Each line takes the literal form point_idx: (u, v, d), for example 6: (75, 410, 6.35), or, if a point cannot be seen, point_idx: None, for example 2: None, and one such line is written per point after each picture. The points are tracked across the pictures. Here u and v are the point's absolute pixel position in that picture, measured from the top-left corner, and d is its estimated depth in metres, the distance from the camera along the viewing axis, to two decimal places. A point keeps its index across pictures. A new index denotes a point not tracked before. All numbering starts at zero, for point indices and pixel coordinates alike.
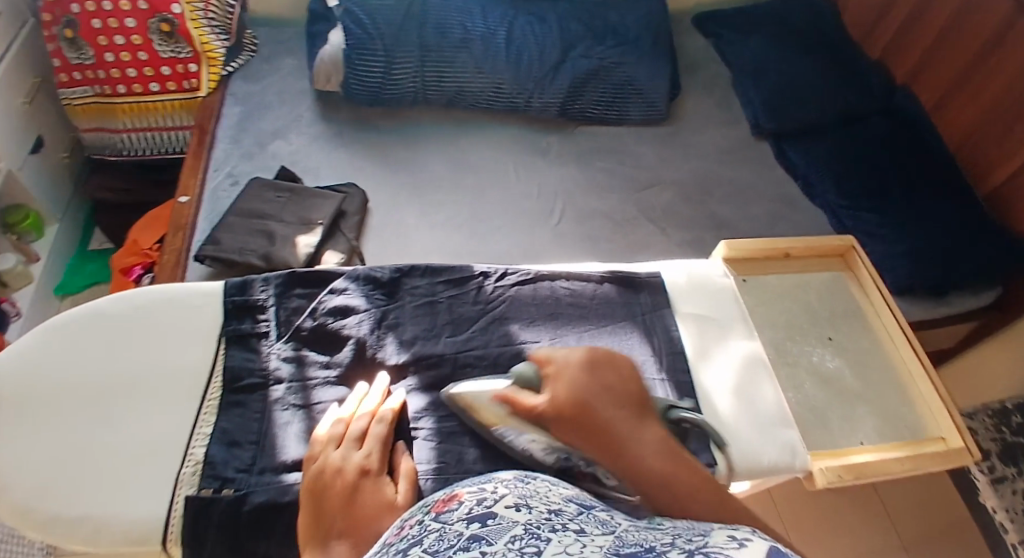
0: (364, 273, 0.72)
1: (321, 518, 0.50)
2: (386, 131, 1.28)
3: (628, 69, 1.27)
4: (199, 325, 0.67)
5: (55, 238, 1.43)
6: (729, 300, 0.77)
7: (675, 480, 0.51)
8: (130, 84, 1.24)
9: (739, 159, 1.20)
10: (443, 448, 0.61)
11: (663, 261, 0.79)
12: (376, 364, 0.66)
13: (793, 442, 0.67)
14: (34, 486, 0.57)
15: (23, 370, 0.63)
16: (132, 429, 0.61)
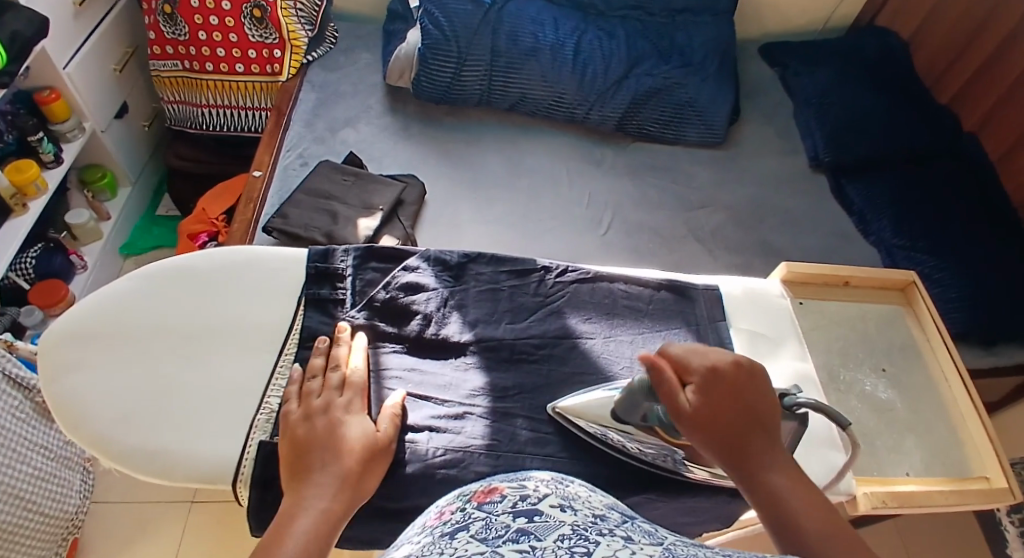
0: (434, 255, 0.76)
1: (312, 447, 0.55)
2: (451, 128, 1.33)
3: (689, 90, 1.31)
4: (281, 286, 0.71)
5: (127, 200, 1.51)
6: (784, 318, 0.78)
7: (807, 523, 0.49)
8: (218, 63, 1.33)
9: (790, 188, 1.23)
10: (496, 427, 0.65)
11: (721, 275, 0.80)
12: (439, 340, 0.70)
13: (836, 463, 0.68)
14: (122, 418, 0.63)
15: (119, 311, 0.68)
16: (212, 376, 0.66)
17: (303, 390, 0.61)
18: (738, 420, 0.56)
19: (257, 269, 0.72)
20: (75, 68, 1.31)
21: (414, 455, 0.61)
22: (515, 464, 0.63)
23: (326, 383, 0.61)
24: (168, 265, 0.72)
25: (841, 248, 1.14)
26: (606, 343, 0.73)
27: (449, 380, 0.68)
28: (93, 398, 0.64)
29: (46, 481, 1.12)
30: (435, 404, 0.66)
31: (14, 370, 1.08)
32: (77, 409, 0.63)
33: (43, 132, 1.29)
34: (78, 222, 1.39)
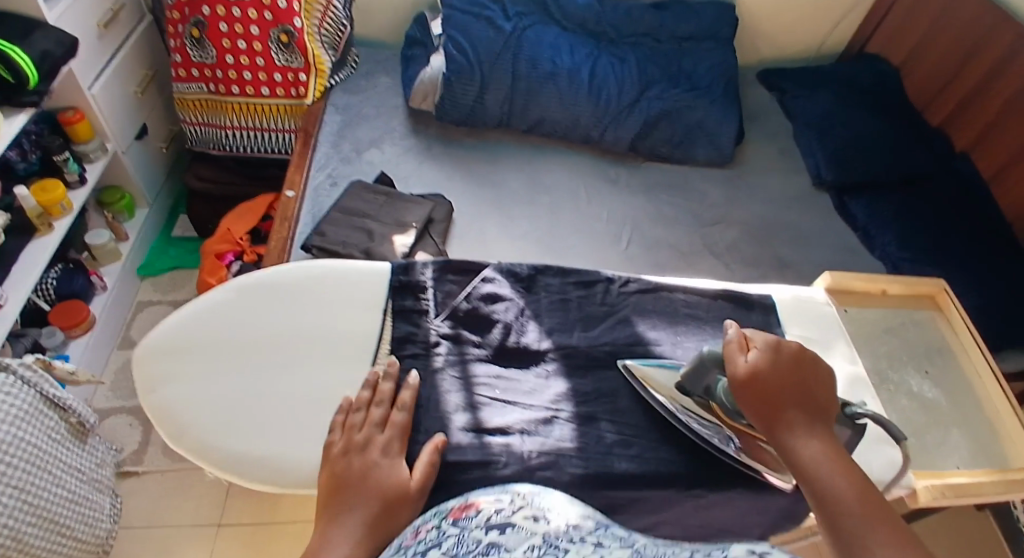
0: (506, 267, 0.86)
1: (343, 488, 0.60)
2: (470, 148, 1.38)
3: (699, 112, 1.40)
4: (367, 296, 0.80)
5: (144, 221, 1.52)
6: (829, 321, 0.85)
7: (835, 492, 0.54)
8: (243, 86, 1.35)
9: (799, 206, 1.33)
10: (582, 430, 0.71)
11: (772, 286, 0.89)
12: (521, 346, 0.78)
13: (893, 458, 0.74)
14: (233, 423, 0.70)
15: (219, 325, 0.76)
16: (312, 380, 0.73)
17: (346, 427, 0.66)
18: (788, 393, 0.61)
19: (343, 283, 0.80)
20: (100, 88, 1.33)
21: (512, 458, 0.68)
22: (604, 466, 0.69)
23: (368, 419, 0.67)
24: (258, 279, 0.80)
25: (847, 263, 1.24)
26: (674, 348, 0.80)
27: (534, 382, 0.76)
28: (197, 403, 0.71)
29: (80, 505, 1.11)
30: (523, 408, 0.73)
31: (51, 390, 1.07)
32: (184, 415, 0.71)
33: (68, 152, 1.30)
34: (99, 242, 1.40)
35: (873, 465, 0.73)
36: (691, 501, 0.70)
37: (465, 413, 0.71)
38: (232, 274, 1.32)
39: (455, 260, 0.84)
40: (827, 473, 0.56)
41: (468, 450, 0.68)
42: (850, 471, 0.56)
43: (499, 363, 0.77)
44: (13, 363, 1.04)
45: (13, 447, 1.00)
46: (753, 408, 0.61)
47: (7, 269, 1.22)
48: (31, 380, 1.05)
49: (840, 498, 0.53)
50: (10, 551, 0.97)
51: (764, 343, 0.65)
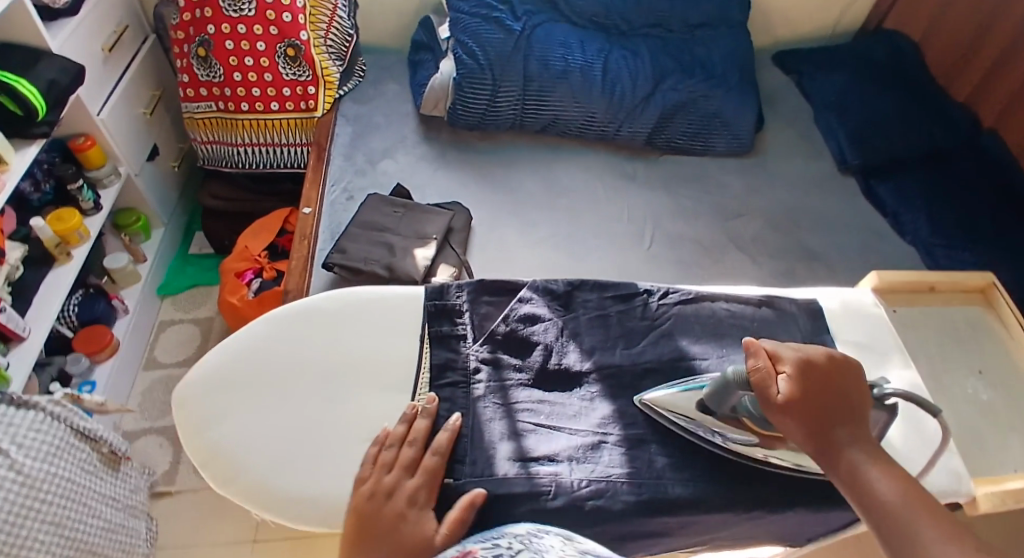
0: (543, 284, 0.83)
1: (368, 535, 0.61)
2: (484, 151, 1.35)
3: (717, 102, 1.38)
4: (406, 322, 0.78)
5: (161, 241, 1.51)
6: (882, 326, 0.85)
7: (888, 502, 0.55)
8: (252, 102, 1.33)
9: (819, 191, 1.31)
10: (632, 455, 0.72)
11: (818, 290, 0.89)
12: (563, 368, 0.78)
13: (958, 469, 0.75)
14: (281, 460, 0.69)
15: (254, 356, 0.74)
16: (358, 412, 0.72)
17: (377, 463, 0.67)
18: (826, 407, 0.62)
19: (381, 309, 0.79)
20: (109, 112, 1.32)
21: (561, 488, 0.69)
22: (659, 491, 0.70)
23: (398, 460, 0.67)
24: (291, 311, 0.78)
25: (876, 247, 1.22)
26: (721, 362, 0.79)
27: (579, 405, 0.76)
28: (243, 445, 0.69)
29: (115, 532, 1.13)
30: (569, 433, 0.74)
31: (81, 423, 1.09)
32: (230, 453, 0.69)
33: (83, 179, 1.29)
34: (116, 266, 1.40)
35: (935, 478, 0.74)
36: (747, 520, 0.72)
37: (508, 442, 0.71)
38: (252, 293, 1.31)
39: (490, 280, 0.82)
40: (880, 482, 0.57)
41: (517, 481, 0.68)
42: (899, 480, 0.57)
43: (540, 387, 0.77)
44: (41, 401, 1.04)
45: (48, 483, 1.01)
46: (792, 427, 0.61)
47: (28, 302, 1.22)
48: (60, 415, 1.06)
49: (887, 502, 0.56)
50: None
51: (795, 358, 0.65)
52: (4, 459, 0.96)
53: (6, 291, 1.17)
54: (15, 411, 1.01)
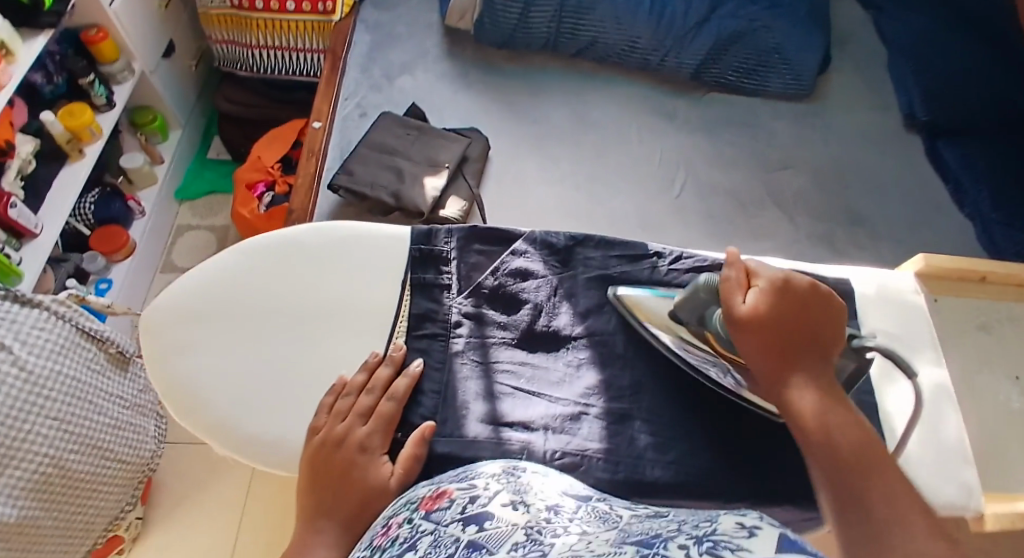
0: (541, 237, 0.80)
1: (321, 480, 0.59)
2: (512, 74, 1.26)
3: (777, 34, 1.25)
4: (386, 266, 0.76)
5: (178, 143, 1.49)
6: (915, 317, 0.78)
7: (835, 437, 0.51)
8: (267, 0, 1.28)
9: (879, 150, 1.21)
10: (614, 430, 0.69)
11: (854, 269, 0.81)
12: (551, 331, 0.74)
13: (971, 483, 0.69)
14: (243, 400, 0.70)
15: (226, 289, 0.74)
16: (324, 359, 0.72)
17: (333, 411, 0.65)
18: (790, 333, 0.57)
19: (362, 248, 0.77)
20: (122, 5, 1.26)
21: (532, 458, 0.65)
22: (636, 472, 0.66)
23: (353, 408, 0.65)
24: (270, 242, 0.76)
25: (931, 218, 1.13)
26: None
27: (563, 371, 0.72)
28: (213, 381, 0.71)
29: (122, 430, 1.14)
30: (548, 400, 0.70)
31: (87, 324, 1.10)
32: (195, 388, 0.71)
33: (94, 74, 1.26)
34: (133, 167, 1.38)
35: (945, 488, 0.68)
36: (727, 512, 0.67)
37: (482, 402, 0.69)
38: (263, 207, 1.27)
39: (482, 227, 0.78)
40: (833, 427, 0.52)
41: (485, 445, 0.65)
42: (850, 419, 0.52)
43: (523, 347, 0.74)
44: (47, 300, 1.06)
45: (53, 381, 1.04)
46: (749, 347, 0.58)
47: (41, 198, 1.21)
48: (66, 315, 1.08)
49: (833, 436, 0.51)
50: (54, 476, 1.02)
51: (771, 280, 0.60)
52: (7, 354, 0.99)
53: (18, 185, 1.16)
54: (20, 308, 1.04)
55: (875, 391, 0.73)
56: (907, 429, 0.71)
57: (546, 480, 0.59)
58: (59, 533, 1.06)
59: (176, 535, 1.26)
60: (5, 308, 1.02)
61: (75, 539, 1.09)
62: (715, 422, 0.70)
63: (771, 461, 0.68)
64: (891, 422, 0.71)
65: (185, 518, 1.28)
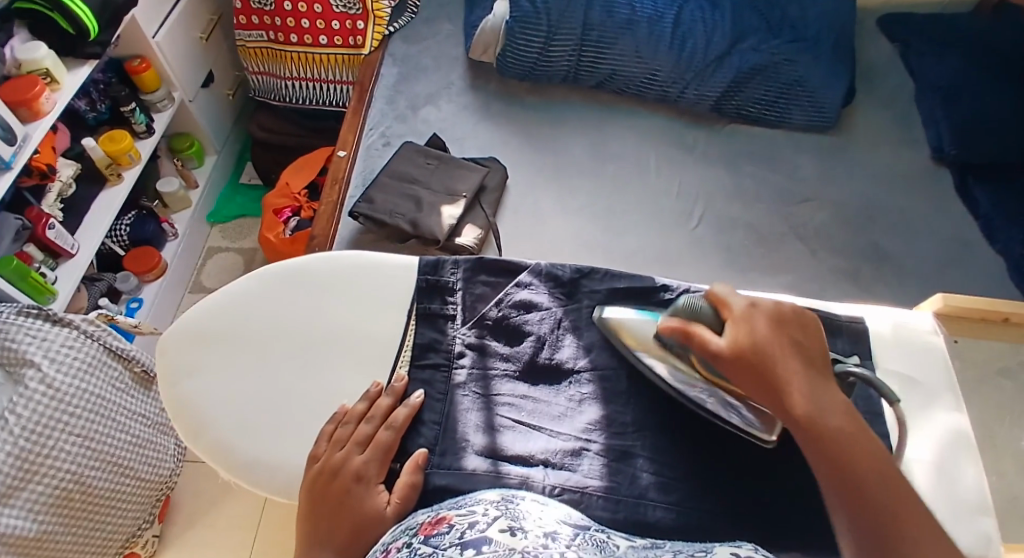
0: (547, 269, 0.81)
1: (319, 507, 0.60)
2: (533, 106, 1.28)
3: (800, 68, 1.24)
4: (394, 294, 0.77)
5: (212, 168, 1.55)
6: (936, 362, 0.75)
7: (863, 469, 0.51)
8: (302, 34, 1.34)
9: (907, 186, 1.19)
10: (615, 468, 0.67)
11: (867, 309, 0.79)
12: (553, 364, 0.75)
13: (990, 532, 0.66)
14: (246, 424, 0.71)
15: (236, 313, 0.76)
16: (328, 384, 0.73)
17: (332, 440, 0.66)
18: (782, 354, 0.57)
19: (371, 278, 0.78)
20: (165, 37, 1.32)
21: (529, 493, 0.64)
22: (637, 514, 0.64)
23: (353, 436, 0.65)
24: (282, 269, 0.78)
25: (961, 257, 1.10)
26: None
27: (565, 406, 0.72)
28: (218, 404, 0.72)
29: (144, 448, 1.17)
30: (549, 435, 0.69)
31: (115, 343, 1.15)
32: (202, 412, 0.72)
33: (135, 103, 1.32)
34: (169, 191, 1.44)
35: (960, 537, 0.65)
36: None
37: (482, 435, 0.68)
38: (289, 231, 1.31)
39: (488, 258, 0.80)
40: (851, 448, 0.52)
41: (482, 478, 0.64)
42: (864, 442, 0.53)
43: (525, 380, 0.74)
44: (75, 319, 1.11)
45: (78, 398, 1.07)
46: (745, 376, 0.58)
47: (79, 218, 1.27)
48: (94, 334, 1.13)
49: (857, 467, 0.51)
50: (74, 493, 1.05)
51: (741, 308, 0.62)
52: (36, 371, 1.03)
53: (57, 207, 1.23)
54: (50, 326, 1.08)
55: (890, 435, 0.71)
56: (921, 474, 0.68)
57: (546, 508, 0.58)
58: (76, 549, 1.08)
59: (191, 552, 1.28)
60: (37, 326, 1.06)
61: (91, 556, 1.12)
62: (719, 461, 0.68)
63: (776, 506, 0.65)
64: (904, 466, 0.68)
65: (200, 535, 1.30)
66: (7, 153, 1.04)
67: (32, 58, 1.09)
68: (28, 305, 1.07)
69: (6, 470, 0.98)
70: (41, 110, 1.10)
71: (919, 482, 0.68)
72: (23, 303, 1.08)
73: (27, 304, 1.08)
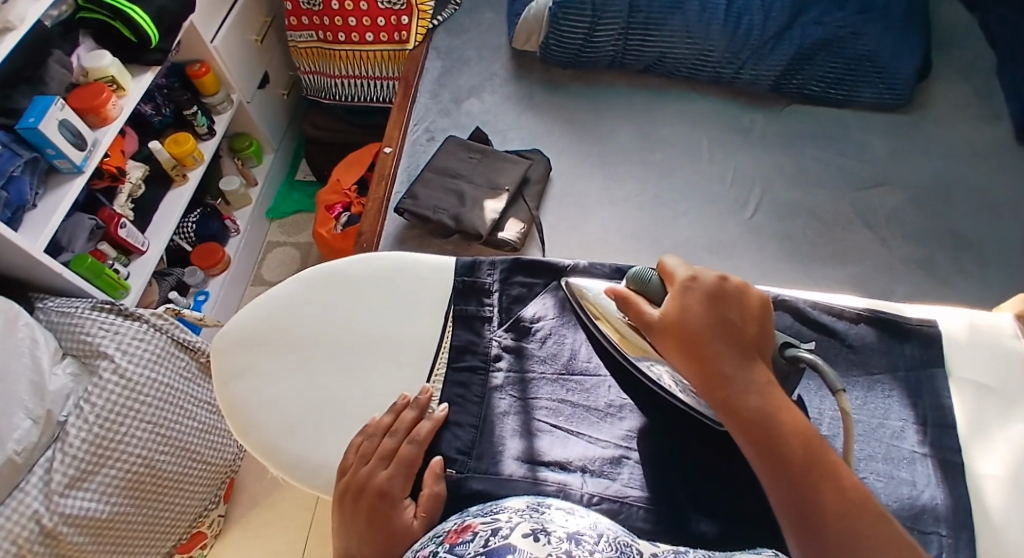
0: (583, 267, 0.80)
1: (351, 521, 0.61)
2: (580, 93, 1.25)
3: (868, 41, 1.16)
4: (432, 296, 0.78)
5: (271, 166, 1.60)
6: (1019, 368, 0.68)
7: (782, 447, 0.51)
8: (349, 33, 1.36)
9: (989, 166, 1.10)
10: (651, 475, 0.65)
11: (939, 308, 0.73)
12: (590, 367, 0.74)
13: None
14: (289, 423, 0.72)
15: (284, 311, 0.78)
16: (368, 386, 0.73)
17: (358, 453, 0.66)
18: (711, 333, 0.56)
19: (409, 278, 0.79)
20: (221, 41, 1.37)
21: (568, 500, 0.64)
22: (677, 525, 0.62)
23: (378, 451, 0.65)
24: (325, 270, 0.80)
25: None
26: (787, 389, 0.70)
27: (604, 410, 0.71)
28: (266, 400, 0.74)
29: (209, 432, 1.23)
30: (587, 440, 0.69)
31: (181, 335, 1.21)
32: (250, 412, 0.73)
33: (197, 106, 1.38)
34: (230, 189, 1.50)
35: None
36: None
37: (518, 439, 0.68)
38: (339, 226, 1.33)
39: (524, 259, 0.80)
40: (770, 422, 0.52)
41: (520, 483, 0.64)
42: (791, 417, 0.52)
43: (564, 384, 0.73)
44: (144, 314, 1.18)
45: (148, 388, 1.13)
46: (675, 355, 0.57)
47: (148, 219, 1.34)
48: (162, 327, 1.19)
49: (778, 444, 0.51)
50: (144, 475, 1.12)
51: (682, 282, 0.60)
52: (110, 362, 1.11)
53: (129, 207, 1.30)
54: (122, 320, 1.16)
55: (960, 449, 0.65)
56: (993, 490, 0.63)
57: (571, 516, 0.56)
58: (146, 528, 1.15)
59: (257, 533, 1.34)
60: (110, 320, 1.14)
61: (160, 534, 1.18)
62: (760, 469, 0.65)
63: None
64: (974, 480, 0.63)
65: (264, 516, 1.36)
66: (78, 159, 1.10)
67: (99, 65, 1.15)
68: (103, 301, 1.15)
69: (81, 455, 1.04)
70: (109, 116, 1.17)
71: (990, 496, 0.62)
72: (99, 299, 1.17)
73: (102, 300, 1.16)
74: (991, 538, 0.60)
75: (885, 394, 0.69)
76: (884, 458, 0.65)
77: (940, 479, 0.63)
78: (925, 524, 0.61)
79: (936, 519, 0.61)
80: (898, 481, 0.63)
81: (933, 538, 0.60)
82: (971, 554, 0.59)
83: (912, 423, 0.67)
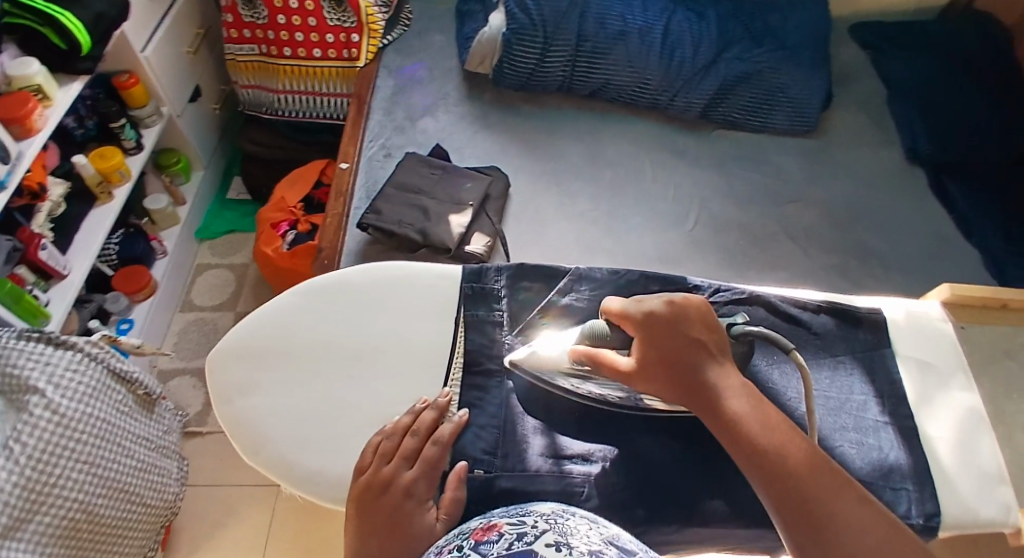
0: (584, 272, 0.82)
1: (371, 520, 0.61)
2: (531, 115, 1.31)
3: (783, 75, 1.31)
4: (438, 303, 0.79)
5: (199, 183, 1.53)
6: (949, 347, 0.80)
7: (764, 450, 0.55)
8: (295, 48, 1.33)
9: (888, 184, 1.27)
10: (663, 461, 0.70)
11: (882, 299, 0.84)
12: None
13: (1008, 500, 0.71)
14: (299, 436, 0.71)
15: (288, 325, 0.77)
16: (380, 393, 0.73)
17: (377, 452, 0.66)
18: (681, 358, 0.62)
19: (414, 287, 0.80)
20: (153, 51, 1.30)
21: (592, 488, 0.68)
22: (690, 503, 0.67)
23: (399, 451, 0.65)
24: (327, 283, 0.80)
25: (939, 252, 1.18)
26: (772, 371, 0.77)
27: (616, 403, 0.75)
28: (273, 415, 0.72)
29: (147, 472, 1.14)
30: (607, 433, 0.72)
31: (117, 364, 1.10)
32: (257, 428, 0.71)
33: (125, 118, 1.30)
34: (157, 208, 1.41)
35: (984, 507, 0.70)
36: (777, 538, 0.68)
37: (540, 436, 0.71)
38: (287, 245, 1.30)
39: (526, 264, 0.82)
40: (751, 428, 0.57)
41: (548, 479, 0.68)
42: (768, 419, 0.57)
43: None
44: (79, 341, 1.06)
45: (84, 424, 1.03)
46: (657, 385, 0.62)
47: (69, 239, 1.24)
48: (98, 356, 1.08)
49: (763, 446, 0.55)
50: (81, 522, 1.02)
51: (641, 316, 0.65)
52: (41, 398, 0.99)
53: (48, 227, 1.19)
54: (53, 349, 1.04)
55: (913, 417, 0.75)
56: (944, 450, 0.73)
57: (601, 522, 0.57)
58: None
59: None
60: (39, 350, 1.02)
61: None
62: None
63: None
64: (929, 443, 0.74)
65: None
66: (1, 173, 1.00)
67: (25, 73, 1.07)
68: (29, 329, 1.03)
69: (13, 503, 0.93)
70: (34, 127, 1.07)
71: (943, 455, 0.73)
72: (22, 327, 1.04)
73: (27, 328, 1.04)
74: (950, 491, 0.71)
75: (847, 372, 0.78)
76: (855, 428, 0.74)
77: (902, 443, 0.73)
78: (895, 481, 0.70)
79: (903, 476, 0.71)
80: (868, 447, 0.73)
81: (903, 493, 0.70)
82: (937, 506, 0.69)
83: (873, 396, 0.76)
